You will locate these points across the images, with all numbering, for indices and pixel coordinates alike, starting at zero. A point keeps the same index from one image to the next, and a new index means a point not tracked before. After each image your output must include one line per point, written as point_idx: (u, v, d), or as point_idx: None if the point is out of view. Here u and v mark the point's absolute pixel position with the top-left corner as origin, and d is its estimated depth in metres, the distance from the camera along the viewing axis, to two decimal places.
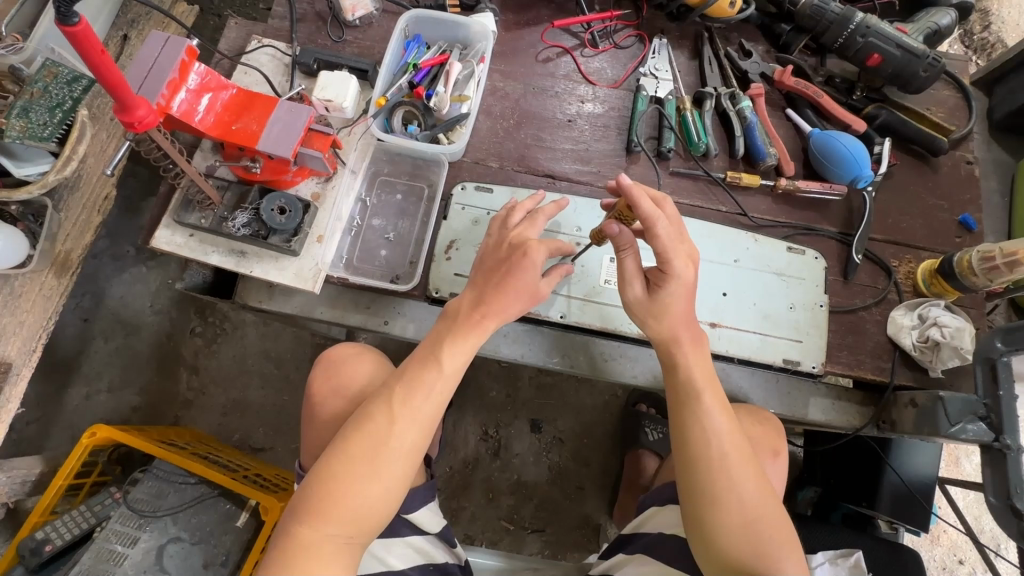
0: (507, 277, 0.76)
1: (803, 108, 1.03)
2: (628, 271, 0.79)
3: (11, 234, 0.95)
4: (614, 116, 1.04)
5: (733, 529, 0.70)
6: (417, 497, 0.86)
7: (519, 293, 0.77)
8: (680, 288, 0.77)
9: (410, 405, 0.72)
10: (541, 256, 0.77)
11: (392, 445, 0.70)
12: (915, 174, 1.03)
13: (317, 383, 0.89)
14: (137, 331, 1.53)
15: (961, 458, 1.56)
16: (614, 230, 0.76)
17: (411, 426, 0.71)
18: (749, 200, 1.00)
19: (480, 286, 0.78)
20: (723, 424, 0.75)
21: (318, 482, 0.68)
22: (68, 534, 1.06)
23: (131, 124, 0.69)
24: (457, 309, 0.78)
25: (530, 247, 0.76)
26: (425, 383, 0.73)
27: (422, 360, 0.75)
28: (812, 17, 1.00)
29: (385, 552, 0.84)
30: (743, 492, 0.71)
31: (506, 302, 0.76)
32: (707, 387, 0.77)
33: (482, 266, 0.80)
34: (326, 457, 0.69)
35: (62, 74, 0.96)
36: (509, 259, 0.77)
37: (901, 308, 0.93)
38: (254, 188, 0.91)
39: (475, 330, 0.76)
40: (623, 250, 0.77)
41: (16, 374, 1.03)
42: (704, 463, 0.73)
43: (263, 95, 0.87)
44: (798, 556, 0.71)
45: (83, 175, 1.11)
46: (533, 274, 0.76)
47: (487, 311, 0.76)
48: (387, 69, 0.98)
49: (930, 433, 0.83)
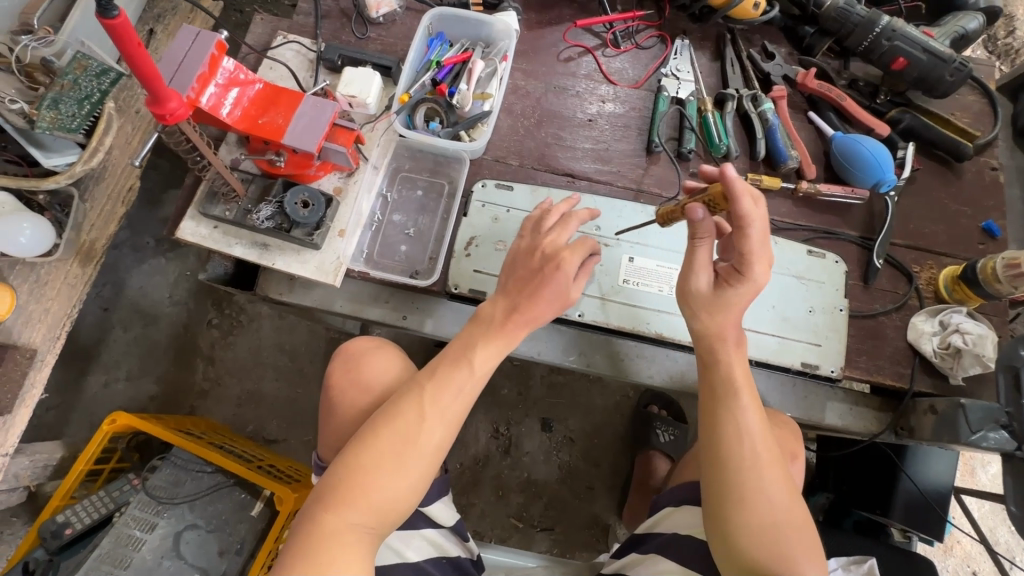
0: (540, 286, 0.76)
1: (825, 111, 1.02)
2: (699, 261, 0.76)
3: (39, 223, 0.97)
4: (634, 116, 1.04)
5: (758, 530, 0.70)
6: (433, 490, 0.86)
7: (551, 301, 0.77)
8: (747, 292, 0.76)
9: (442, 402, 0.72)
10: (574, 264, 0.77)
11: (424, 439, 0.71)
12: (939, 179, 1.02)
13: (337, 376, 0.90)
14: (155, 321, 1.55)
15: (977, 468, 1.55)
16: (699, 214, 0.73)
17: (444, 423, 0.72)
18: (769, 203, 0.99)
19: (515, 289, 0.78)
20: (756, 424, 0.75)
21: (348, 468, 0.69)
22: (87, 518, 1.07)
23: (162, 116, 0.70)
24: (489, 314, 0.78)
25: (564, 257, 0.76)
26: (458, 380, 0.74)
27: (455, 358, 0.75)
28: (837, 20, 0.99)
29: (400, 544, 0.84)
30: (769, 494, 0.72)
31: (541, 309, 0.77)
32: (742, 386, 0.77)
33: (513, 272, 0.79)
34: (356, 446, 0.70)
35: (91, 66, 0.97)
36: (542, 270, 0.77)
37: (922, 314, 0.92)
38: (277, 181, 0.92)
39: (508, 335, 0.76)
40: (699, 238, 0.75)
41: (41, 360, 1.05)
42: (733, 462, 0.73)
43: (289, 90, 0.88)
44: (818, 561, 0.71)
45: (109, 166, 1.13)
46: (564, 283, 0.76)
47: (521, 317, 0.77)
48: (410, 66, 0.99)
49: (950, 440, 0.82)
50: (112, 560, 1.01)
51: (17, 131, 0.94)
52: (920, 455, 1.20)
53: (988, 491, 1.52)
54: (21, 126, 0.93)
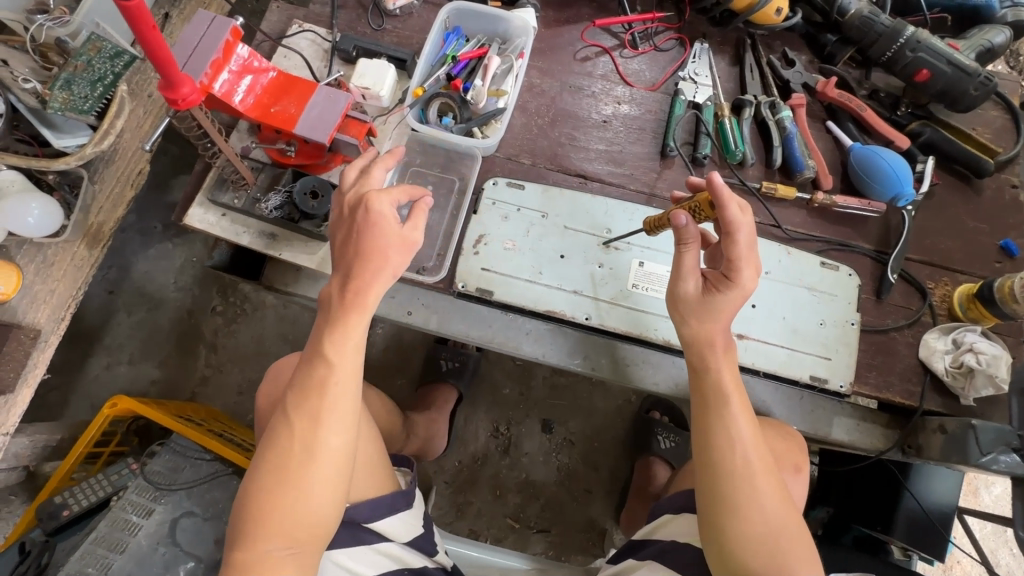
0: (363, 243, 0.69)
1: (844, 121, 1.01)
2: (687, 265, 0.77)
3: (49, 205, 0.97)
4: (649, 118, 1.03)
5: (753, 541, 0.70)
6: (380, 507, 0.83)
7: (390, 249, 0.70)
8: (735, 299, 0.76)
9: (311, 409, 0.68)
10: (386, 207, 0.70)
11: (313, 452, 0.67)
12: (957, 195, 1.00)
13: (263, 399, 0.93)
14: (159, 305, 1.55)
15: (980, 488, 1.54)
16: (682, 220, 0.75)
17: (327, 427, 0.68)
18: (783, 212, 0.98)
19: (345, 261, 0.71)
20: (748, 430, 0.74)
21: (250, 499, 0.67)
22: (85, 501, 1.07)
23: (175, 101, 0.70)
24: (329, 296, 0.72)
25: (370, 200, 0.70)
26: (321, 381, 0.69)
27: (313, 360, 0.70)
28: (860, 28, 0.98)
29: (350, 560, 0.81)
30: (763, 501, 0.71)
31: (377, 265, 0.69)
32: (733, 391, 0.76)
33: (336, 242, 0.73)
34: (247, 482, 0.67)
35: (105, 48, 0.95)
36: (357, 223, 0.70)
37: (935, 332, 0.91)
38: (288, 171, 0.92)
39: (354, 311, 0.70)
40: (684, 243, 0.76)
41: (44, 341, 1.05)
42: (727, 470, 0.72)
43: (302, 79, 0.87)
44: (812, 566, 0.70)
45: (120, 150, 1.11)
46: (387, 228, 0.69)
47: (358, 287, 0.70)
48: (425, 60, 0.98)
49: (959, 461, 0.81)
50: (107, 544, 1.00)
51: (31, 110, 0.95)
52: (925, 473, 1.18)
53: (991, 512, 1.51)
54: (33, 105, 0.94)
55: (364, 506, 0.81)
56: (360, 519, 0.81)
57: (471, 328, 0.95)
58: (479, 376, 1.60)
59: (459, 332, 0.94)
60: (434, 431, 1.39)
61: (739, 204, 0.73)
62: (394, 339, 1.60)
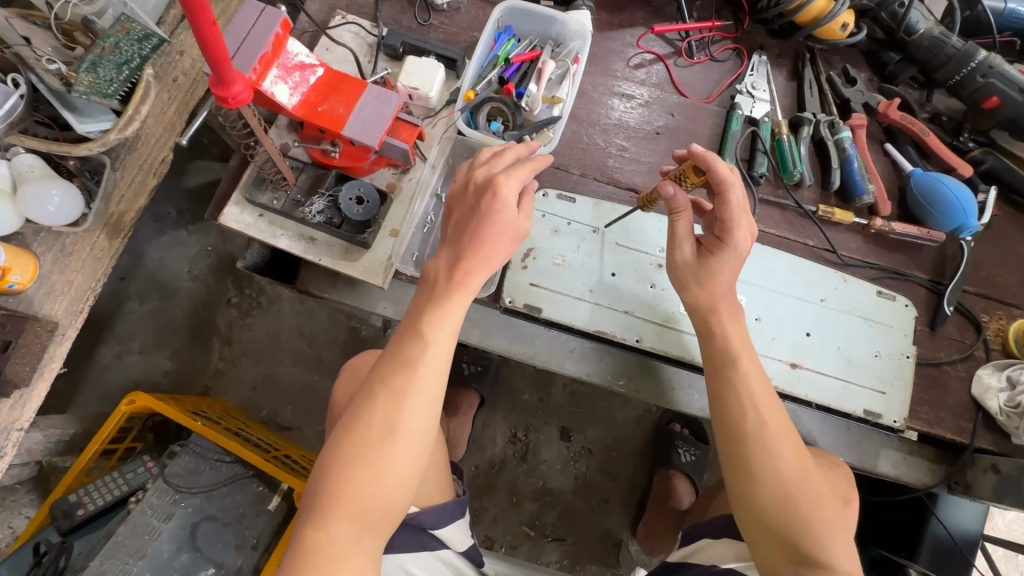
0: (480, 225, 0.72)
1: (904, 144, 0.98)
2: (680, 233, 0.78)
3: (70, 191, 0.87)
4: (704, 133, 0.99)
5: (773, 502, 0.71)
6: (445, 513, 0.86)
7: (502, 237, 0.73)
8: (730, 260, 0.77)
9: (399, 385, 0.70)
10: (510, 193, 0.72)
11: (394, 428, 0.69)
12: (1014, 227, 0.98)
13: (341, 391, 0.95)
14: (173, 295, 1.44)
15: (993, 512, 1.50)
16: (671, 190, 0.76)
17: (411, 406, 0.70)
18: (839, 237, 0.95)
19: (456, 244, 0.74)
20: (759, 389, 0.75)
21: (327, 471, 0.68)
22: (100, 500, 1.04)
23: (226, 100, 0.64)
24: (434, 274, 0.74)
25: (498, 183, 0.72)
26: (414, 358, 0.72)
27: (409, 337, 0.73)
28: (928, 49, 0.95)
29: (413, 564, 0.83)
30: (777, 462, 0.71)
31: (490, 251, 0.73)
32: (741, 350, 0.77)
33: (450, 217, 0.76)
34: (327, 455, 0.69)
35: (134, 29, 0.85)
36: (480, 204, 0.72)
37: (989, 367, 0.89)
38: (331, 173, 0.88)
39: (457, 291, 0.73)
40: (676, 212, 0.77)
41: (61, 334, 0.93)
42: (739, 433, 0.73)
43: (351, 77, 0.83)
44: (842, 535, 0.70)
45: (143, 136, 0.99)
46: (507, 213, 0.72)
47: (465, 269, 0.73)
48: (476, 61, 0.93)
49: (1013, 503, 0.80)
50: (128, 550, 0.98)
51: (52, 93, 0.84)
52: (953, 498, 1.07)
53: (1004, 537, 1.47)
54: (56, 87, 0.84)
55: (432, 511, 0.84)
56: (427, 524, 0.84)
57: (512, 343, 0.91)
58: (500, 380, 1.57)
59: (499, 347, 0.91)
60: (456, 436, 1.37)
61: (727, 166, 0.73)
62: None
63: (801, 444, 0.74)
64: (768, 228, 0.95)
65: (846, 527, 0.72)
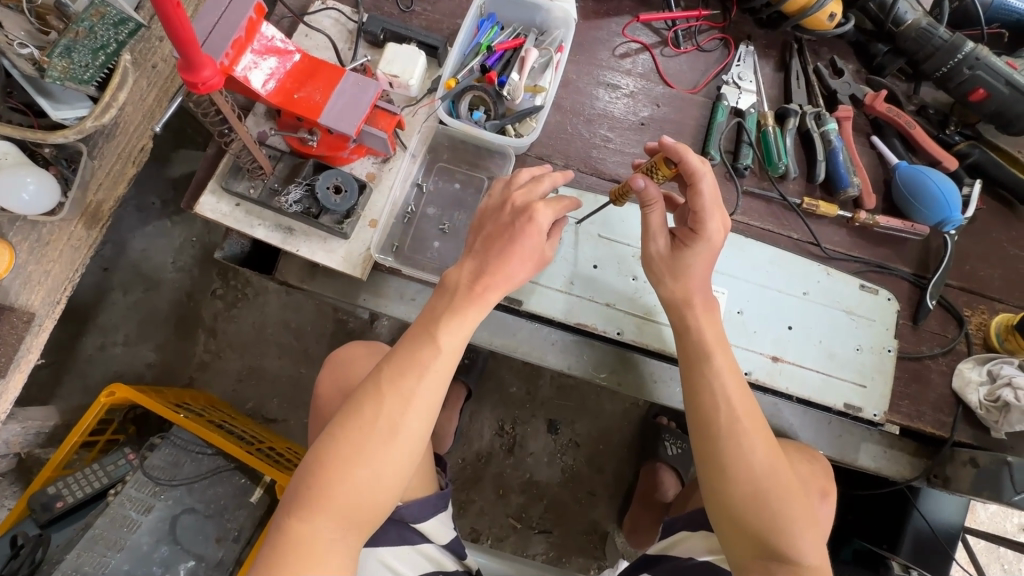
0: (510, 243, 0.73)
1: (890, 137, 0.97)
2: (654, 225, 0.77)
3: (45, 177, 0.83)
4: (689, 124, 0.98)
5: (743, 498, 0.71)
6: (427, 506, 0.85)
7: (522, 259, 0.73)
8: (704, 253, 0.76)
9: (404, 388, 0.70)
10: (546, 219, 0.73)
11: (394, 431, 0.69)
12: (999, 221, 0.98)
13: (324, 384, 0.94)
14: (157, 287, 1.41)
15: (976, 505, 1.51)
16: (641, 183, 0.73)
17: (413, 411, 0.69)
18: (822, 230, 0.95)
19: (480, 254, 0.74)
20: (732, 384, 0.75)
21: (314, 466, 0.67)
22: (81, 492, 1.03)
23: (195, 85, 0.62)
24: (455, 281, 0.74)
25: (535, 209, 0.72)
26: (421, 362, 0.71)
27: (419, 340, 0.72)
28: (916, 41, 0.94)
29: (394, 559, 0.82)
30: (746, 459, 0.71)
31: (513, 270, 0.73)
32: (717, 346, 0.77)
33: (482, 230, 0.76)
34: (312, 451, 0.68)
35: (110, 13, 0.80)
36: (514, 224, 0.73)
37: (970, 362, 0.89)
38: (309, 162, 0.86)
39: (476, 302, 0.73)
40: (648, 205, 0.75)
41: (39, 325, 0.91)
42: (711, 426, 0.73)
43: (328, 64, 0.81)
44: (810, 532, 0.70)
45: (121, 123, 0.96)
46: (539, 239, 0.73)
47: (486, 282, 0.73)
48: (458, 49, 0.92)
49: (991, 496, 0.80)
50: (107, 542, 0.97)
51: (26, 78, 0.81)
52: (934, 491, 1.09)
53: (986, 529, 1.48)
54: (29, 73, 0.81)
55: (414, 505, 0.83)
56: (410, 518, 0.83)
57: (494, 335, 0.91)
58: (487, 373, 1.57)
59: (480, 340, 0.90)
60: (443, 429, 1.36)
61: (697, 158, 0.71)
62: (400, 333, 1.56)
63: (770, 438, 0.74)
64: (752, 220, 0.94)
65: (817, 524, 0.72)
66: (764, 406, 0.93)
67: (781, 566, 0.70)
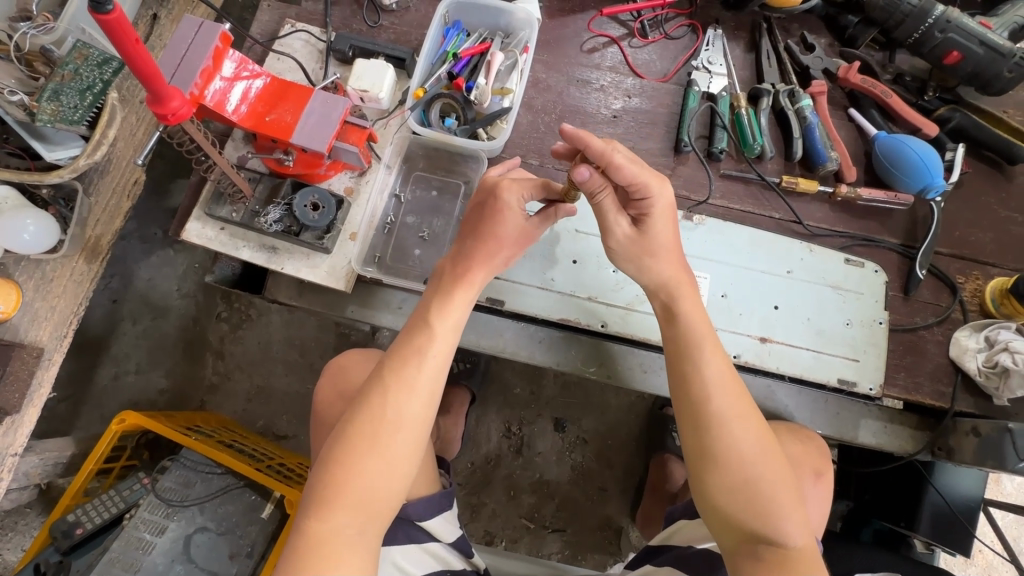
0: (488, 228, 0.76)
1: (867, 108, 0.96)
2: (609, 213, 0.73)
3: (44, 218, 0.85)
4: (662, 112, 0.98)
5: (737, 479, 0.69)
6: (431, 505, 0.85)
7: (508, 238, 0.77)
8: (663, 211, 0.73)
9: (408, 377, 0.71)
10: (515, 197, 0.76)
11: (400, 419, 0.69)
12: (988, 182, 0.96)
13: (323, 391, 0.93)
14: (164, 313, 1.44)
15: (1002, 477, 1.47)
16: (587, 172, 0.68)
17: (415, 397, 0.70)
18: (803, 207, 0.94)
19: (465, 243, 0.77)
20: (724, 369, 0.73)
21: (324, 470, 0.67)
22: (98, 518, 1.05)
23: (165, 116, 0.62)
24: (444, 272, 0.78)
25: (502, 188, 0.76)
26: (420, 349, 0.73)
27: (414, 331, 0.74)
28: (884, 9, 0.92)
29: (404, 560, 0.82)
30: (741, 437, 0.70)
31: (493, 253, 0.77)
32: (703, 333, 0.75)
33: (466, 225, 0.80)
34: (324, 453, 0.68)
35: (93, 55, 0.83)
36: (486, 209, 0.77)
37: (966, 329, 0.87)
38: (287, 181, 0.88)
39: (464, 285, 0.75)
40: (599, 192, 0.70)
41: (48, 359, 0.93)
42: (703, 418, 0.71)
43: (297, 85, 0.83)
44: (799, 513, 0.69)
45: (113, 159, 0.98)
46: (517, 216, 0.76)
47: (468, 268, 0.76)
48: (425, 59, 0.94)
49: (994, 465, 0.78)
50: (123, 564, 1.00)
51: (19, 124, 0.81)
52: (950, 465, 1.05)
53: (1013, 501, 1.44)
54: (23, 118, 0.81)
55: (418, 502, 0.83)
56: (415, 516, 0.83)
57: (480, 337, 0.92)
58: (491, 376, 1.58)
59: (467, 342, 0.91)
60: (450, 434, 1.33)
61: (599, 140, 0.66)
62: None
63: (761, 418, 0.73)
64: (732, 203, 0.94)
65: (802, 499, 0.70)
66: (757, 388, 0.92)
67: (774, 544, 0.68)
